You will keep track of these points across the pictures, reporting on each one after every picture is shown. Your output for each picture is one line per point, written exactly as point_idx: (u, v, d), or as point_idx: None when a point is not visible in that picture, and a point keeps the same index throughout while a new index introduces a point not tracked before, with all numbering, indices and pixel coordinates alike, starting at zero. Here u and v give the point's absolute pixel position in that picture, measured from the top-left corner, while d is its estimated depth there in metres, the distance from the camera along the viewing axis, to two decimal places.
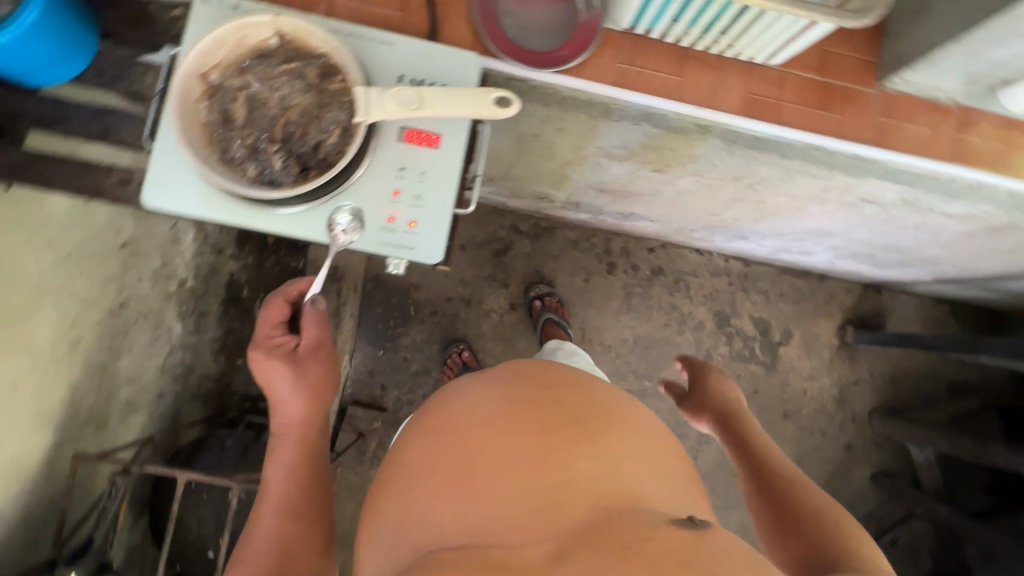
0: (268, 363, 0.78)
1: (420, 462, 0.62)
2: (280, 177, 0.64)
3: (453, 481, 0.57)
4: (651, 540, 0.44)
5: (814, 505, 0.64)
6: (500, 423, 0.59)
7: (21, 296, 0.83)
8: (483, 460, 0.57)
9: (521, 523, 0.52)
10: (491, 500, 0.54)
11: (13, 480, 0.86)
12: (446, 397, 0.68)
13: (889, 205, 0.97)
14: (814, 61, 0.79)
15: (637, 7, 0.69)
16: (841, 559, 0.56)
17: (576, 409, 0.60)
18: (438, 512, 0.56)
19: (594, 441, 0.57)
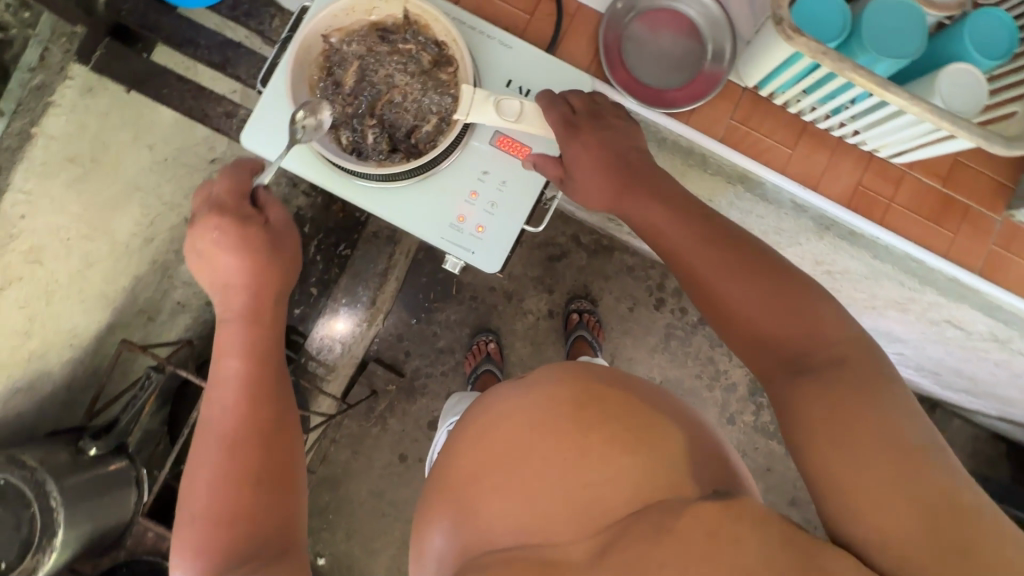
0: (213, 227, 0.63)
1: (463, 467, 0.60)
2: (369, 151, 0.65)
3: (496, 483, 0.55)
4: (681, 518, 0.43)
5: (743, 286, 0.50)
6: (531, 419, 0.57)
7: (114, 189, 0.90)
8: (523, 459, 0.55)
9: (569, 522, 0.50)
10: (536, 497, 0.52)
11: (69, 349, 0.95)
12: (493, 400, 0.65)
13: (975, 334, 0.90)
14: (943, 169, 0.73)
15: (769, 69, 0.66)
16: (809, 354, 0.46)
17: (604, 393, 0.57)
18: (486, 518, 0.54)
19: (629, 421, 0.54)
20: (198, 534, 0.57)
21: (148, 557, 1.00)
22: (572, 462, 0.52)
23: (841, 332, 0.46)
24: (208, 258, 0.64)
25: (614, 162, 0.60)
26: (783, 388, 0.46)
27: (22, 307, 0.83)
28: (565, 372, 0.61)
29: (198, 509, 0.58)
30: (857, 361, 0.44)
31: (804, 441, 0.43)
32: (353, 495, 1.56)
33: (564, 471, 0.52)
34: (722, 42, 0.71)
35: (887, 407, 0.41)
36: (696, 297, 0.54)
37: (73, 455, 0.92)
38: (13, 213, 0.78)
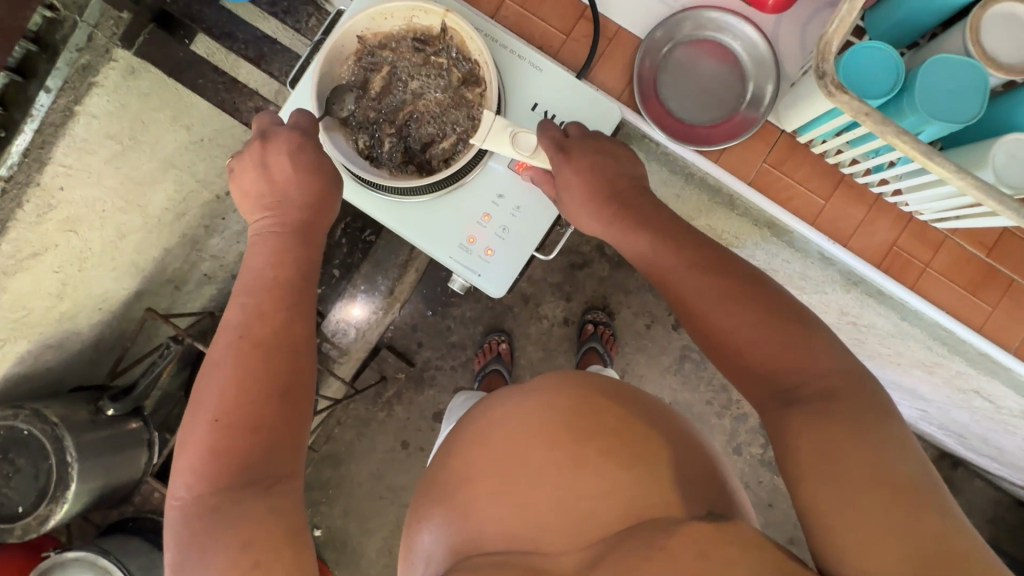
0: (287, 141, 0.59)
1: (457, 470, 0.58)
2: (385, 160, 0.65)
3: (489, 488, 0.53)
4: (674, 536, 0.42)
5: (734, 311, 0.48)
6: (529, 428, 0.54)
7: (149, 166, 0.93)
8: (517, 467, 0.53)
9: (560, 533, 0.48)
10: (529, 505, 0.50)
11: (97, 312, 0.99)
12: (491, 405, 0.63)
13: (1001, 407, 0.85)
14: (988, 237, 0.68)
15: (810, 117, 0.62)
16: (801, 385, 0.45)
17: (601, 405, 0.55)
18: (477, 522, 0.52)
19: (626, 436, 0.52)
20: (204, 445, 0.50)
21: (152, 515, 1.05)
22: (565, 475, 0.50)
23: (834, 362, 0.45)
24: (268, 172, 0.59)
25: (608, 180, 0.59)
26: (773, 418, 0.45)
27: (56, 271, 0.88)
28: (566, 381, 0.59)
29: (214, 415, 0.50)
30: (849, 394, 0.43)
31: (795, 476, 0.41)
32: (354, 475, 1.61)
33: (558, 484, 0.50)
34: (765, 82, 0.67)
35: (879, 442, 0.40)
36: (686, 318, 0.52)
37: (92, 415, 0.97)
38: (53, 184, 0.83)
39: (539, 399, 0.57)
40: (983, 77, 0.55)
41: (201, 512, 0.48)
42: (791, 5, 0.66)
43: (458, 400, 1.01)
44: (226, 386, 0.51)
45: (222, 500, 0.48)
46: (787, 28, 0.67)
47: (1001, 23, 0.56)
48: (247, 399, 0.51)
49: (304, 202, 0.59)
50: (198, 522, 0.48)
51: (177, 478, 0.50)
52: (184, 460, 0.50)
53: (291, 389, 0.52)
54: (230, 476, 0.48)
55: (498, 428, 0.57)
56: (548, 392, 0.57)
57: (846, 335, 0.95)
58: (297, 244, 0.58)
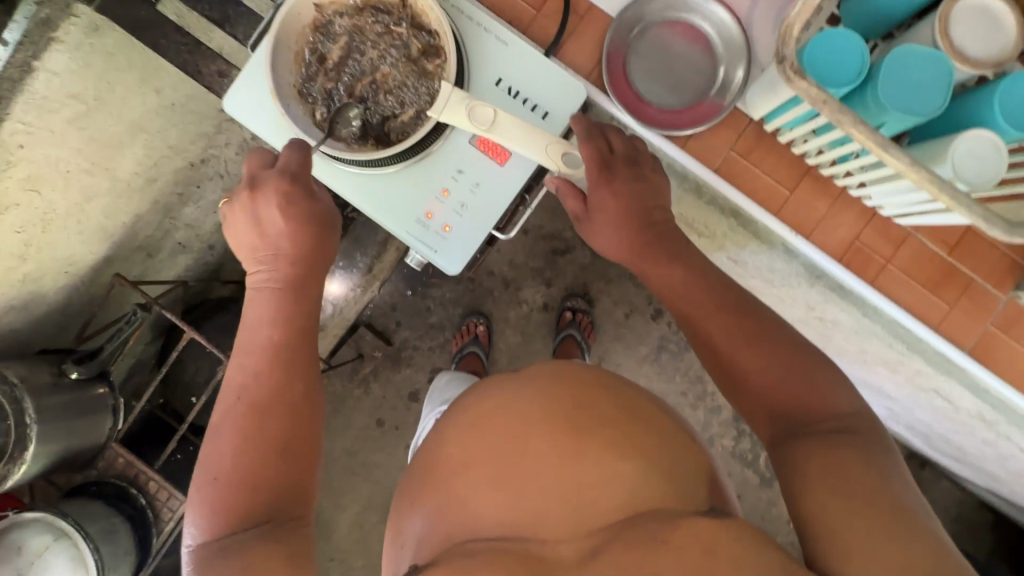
0: (275, 189, 0.60)
1: (446, 456, 0.59)
2: (342, 132, 0.64)
3: (488, 472, 0.54)
4: (676, 530, 0.45)
5: (762, 355, 0.52)
6: (532, 411, 0.55)
7: (117, 129, 0.92)
8: (520, 455, 0.53)
9: (559, 521, 0.50)
10: (531, 492, 0.51)
11: (64, 276, 0.99)
12: (490, 387, 0.63)
13: (960, 408, 0.86)
14: (951, 236, 0.68)
15: (775, 104, 0.61)
16: (814, 421, 0.48)
17: (607, 398, 0.57)
18: (473, 504, 0.53)
19: (629, 431, 0.54)
20: (209, 501, 0.54)
21: (115, 481, 1.04)
22: (567, 464, 0.51)
23: (849, 402, 0.49)
24: (259, 220, 0.61)
25: (632, 203, 0.61)
26: (788, 450, 0.47)
27: (18, 231, 0.87)
28: (571, 372, 0.60)
29: (217, 473, 0.55)
30: (861, 429, 0.47)
31: (803, 495, 0.44)
32: (328, 450, 1.62)
33: (559, 472, 0.51)
34: (735, 68, 0.67)
35: (886, 474, 0.43)
36: (708, 353, 0.55)
37: (55, 377, 0.96)
38: (13, 141, 0.81)
39: (542, 392, 0.57)
40: (948, 70, 0.54)
41: (213, 549, 0.51)
42: None
43: (448, 378, 1.19)
44: (231, 441, 0.56)
45: (229, 540, 0.51)
46: (761, 13, 0.66)
47: (972, 15, 0.55)
48: (248, 452, 0.55)
49: (295, 249, 0.62)
50: (213, 544, 0.52)
51: (188, 525, 0.55)
52: (194, 513, 0.55)
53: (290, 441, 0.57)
54: (235, 521, 0.52)
55: (499, 416, 0.57)
56: (553, 386, 0.58)
57: (813, 331, 0.96)
58: None
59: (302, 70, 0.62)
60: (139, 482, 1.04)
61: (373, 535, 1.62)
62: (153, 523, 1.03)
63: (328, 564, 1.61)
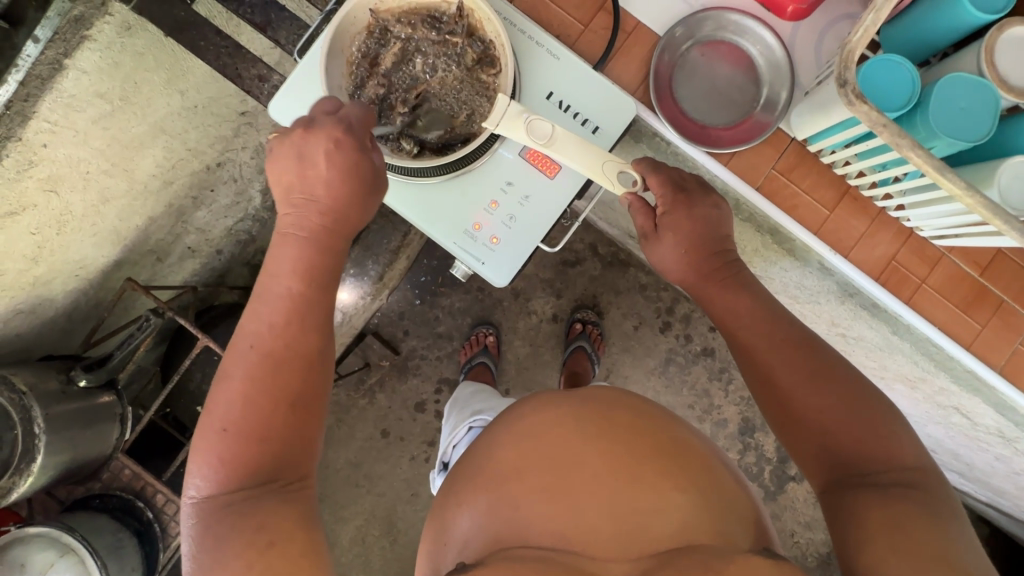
0: (327, 135, 0.55)
1: (494, 461, 0.58)
2: (391, 139, 0.63)
3: (535, 483, 0.53)
4: (730, 565, 0.44)
5: (829, 400, 0.52)
6: (583, 430, 0.56)
7: (138, 129, 0.90)
8: (571, 469, 0.53)
9: (610, 544, 0.48)
10: (580, 509, 0.50)
11: (74, 279, 0.96)
12: (535, 405, 0.63)
13: (978, 424, 0.88)
14: (984, 257, 0.69)
15: (822, 128, 0.63)
16: (878, 471, 0.49)
17: (657, 432, 0.57)
18: (523, 515, 0.52)
19: (680, 463, 0.54)
20: (216, 453, 0.50)
21: (121, 493, 1.00)
22: (620, 486, 0.51)
23: (912, 457, 0.49)
24: (303, 163, 0.56)
25: (701, 229, 0.61)
26: (845, 496, 0.48)
27: (34, 233, 0.85)
28: (621, 403, 0.61)
29: (223, 424, 0.51)
30: (924, 486, 0.47)
31: (862, 542, 0.44)
32: (332, 461, 1.59)
33: (612, 492, 0.51)
34: (779, 89, 0.68)
35: (948, 530, 0.43)
36: (764, 388, 0.56)
37: (63, 384, 0.93)
38: (36, 141, 0.79)
39: (588, 418, 0.57)
40: (994, 98, 0.56)
41: (232, 500, 0.48)
42: (810, 14, 0.67)
43: (465, 390, 1.18)
44: (241, 379, 0.52)
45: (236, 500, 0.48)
46: (804, 36, 0.68)
47: (1015, 44, 0.57)
48: (257, 405, 0.51)
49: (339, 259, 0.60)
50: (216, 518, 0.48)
51: (193, 475, 0.51)
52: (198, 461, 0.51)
53: (289, 392, 0.52)
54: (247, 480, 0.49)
55: (544, 433, 0.57)
56: (596, 413, 0.58)
57: (835, 345, 0.98)
58: (292, 225, 0.57)
59: (355, 75, 0.62)
60: (146, 494, 1.00)
61: (375, 549, 1.58)
62: (160, 539, 0.99)
63: None
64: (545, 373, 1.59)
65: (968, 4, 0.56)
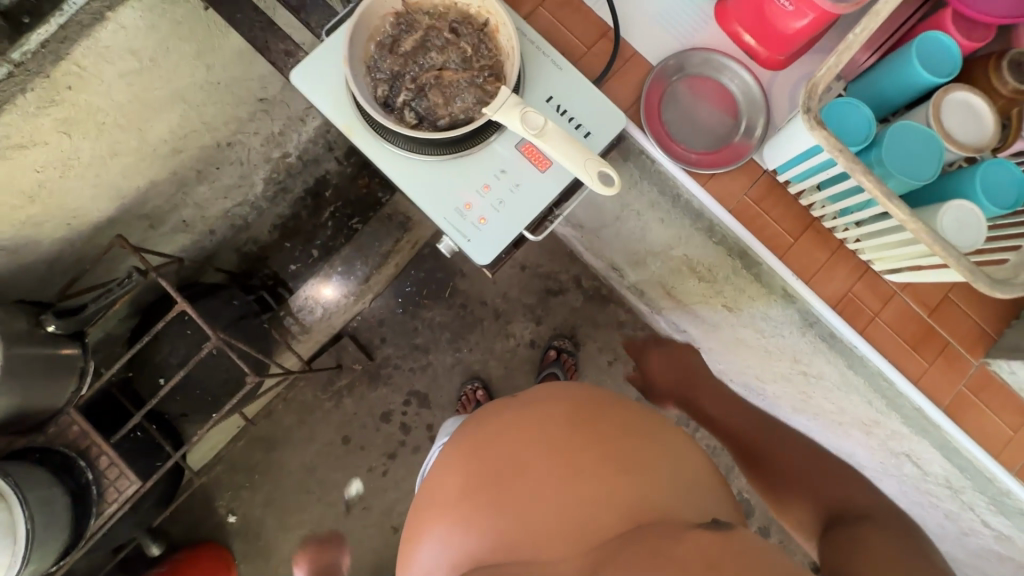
0: None
1: (441, 491, 0.68)
2: (395, 109, 0.68)
3: (484, 502, 0.62)
4: (674, 537, 0.49)
5: (796, 477, 0.80)
6: (538, 441, 0.65)
7: (162, 93, 0.95)
8: (524, 484, 0.62)
9: (560, 543, 0.56)
10: (526, 520, 0.59)
11: (65, 227, 0.99)
12: (494, 418, 0.71)
13: (928, 474, 0.91)
14: (931, 299, 0.75)
15: (789, 157, 0.69)
16: None
17: (580, 428, 0.65)
18: (477, 534, 0.61)
19: (624, 456, 0.62)
20: None
21: (64, 450, 0.95)
22: (567, 490, 0.60)
23: None
24: None
25: None
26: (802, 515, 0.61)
27: (38, 171, 0.87)
28: (544, 407, 0.69)
29: None
30: None
31: None
32: (285, 462, 1.55)
33: (562, 496, 0.59)
34: (754, 125, 0.75)
35: None
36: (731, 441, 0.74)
37: (31, 326, 0.93)
38: (62, 82, 0.80)
39: (539, 430, 0.66)
40: (940, 146, 0.63)
41: None
42: (787, 65, 0.75)
43: None
44: None
45: None
46: (779, 83, 0.76)
47: (959, 105, 0.65)
48: None
49: None
50: None
51: None
52: None
53: None
54: None
55: (506, 450, 0.65)
56: (541, 424, 0.67)
57: (797, 385, 1.02)
58: None
59: (374, 52, 0.68)
60: (90, 454, 0.96)
61: (316, 561, 1.52)
62: (94, 503, 0.94)
63: None
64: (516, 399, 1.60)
65: (920, 67, 0.64)
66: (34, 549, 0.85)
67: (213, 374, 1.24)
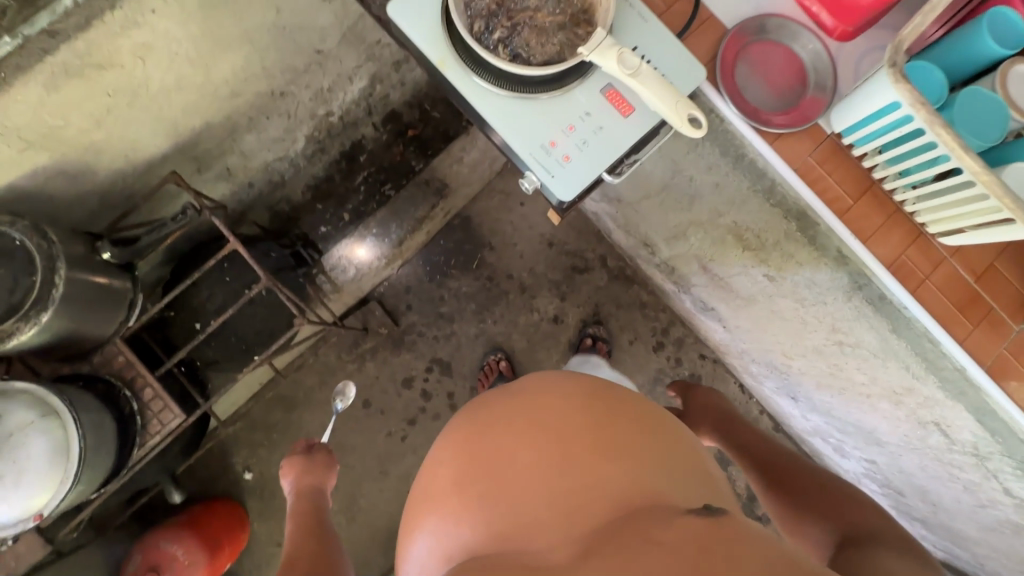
0: None
1: (439, 485, 0.71)
2: (489, 46, 0.70)
3: (476, 495, 0.65)
4: (661, 523, 0.51)
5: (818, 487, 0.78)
6: (529, 432, 0.67)
7: (233, 32, 0.96)
8: (517, 474, 0.64)
9: (546, 528, 0.58)
10: (514, 510, 0.61)
11: (122, 158, 0.99)
12: (493, 411, 0.74)
13: (954, 443, 0.95)
14: (978, 265, 0.79)
15: (857, 118, 0.73)
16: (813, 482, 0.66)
17: (568, 418, 0.68)
18: (474, 521, 0.63)
19: (612, 444, 0.64)
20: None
21: (109, 379, 0.95)
22: (557, 478, 0.62)
23: None
24: None
25: None
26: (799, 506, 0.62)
27: (109, 94, 0.87)
28: (539, 399, 0.72)
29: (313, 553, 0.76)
30: None
31: None
32: (304, 423, 1.55)
33: (552, 484, 0.61)
34: (823, 90, 0.79)
35: None
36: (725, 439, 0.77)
37: (88, 252, 0.93)
38: (147, 5, 0.80)
39: (531, 421, 0.69)
40: (1004, 112, 0.68)
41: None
42: (858, 36, 0.79)
43: None
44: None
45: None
46: (848, 53, 0.79)
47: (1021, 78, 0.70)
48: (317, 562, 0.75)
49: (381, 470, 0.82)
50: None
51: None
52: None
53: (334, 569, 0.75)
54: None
55: (500, 441, 0.68)
56: (533, 415, 0.69)
57: (829, 357, 1.05)
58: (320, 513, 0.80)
59: None
60: (135, 386, 0.96)
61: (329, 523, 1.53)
62: (137, 435, 0.94)
63: (272, 550, 1.50)
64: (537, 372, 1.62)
65: (989, 39, 0.68)
66: (83, 469, 0.85)
67: (250, 323, 1.22)
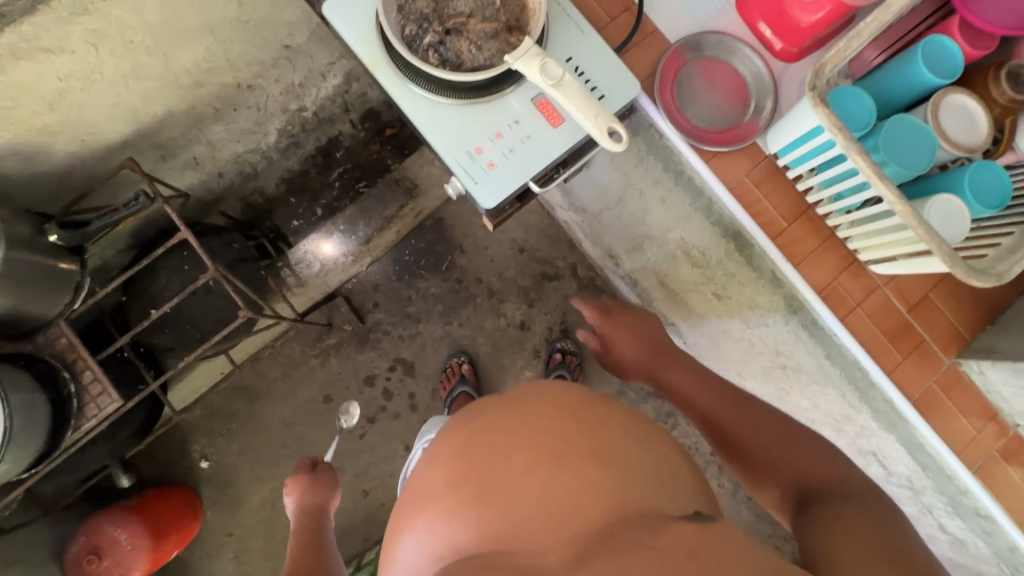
0: None
1: (426, 484, 0.64)
2: (420, 50, 0.70)
3: (464, 495, 0.57)
4: (660, 536, 0.46)
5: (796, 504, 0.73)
6: (522, 425, 0.60)
7: (193, 23, 0.97)
8: (508, 473, 0.56)
9: (539, 533, 0.51)
10: (505, 512, 0.53)
11: (79, 142, 1.01)
12: (484, 407, 0.67)
13: (893, 475, 0.93)
14: (912, 296, 0.77)
15: (787, 140, 0.73)
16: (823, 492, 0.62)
17: (563, 414, 0.61)
18: (461, 524, 0.55)
19: (607, 443, 0.58)
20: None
21: (49, 360, 0.96)
22: (552, 477, 0.54)
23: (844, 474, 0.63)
24: None
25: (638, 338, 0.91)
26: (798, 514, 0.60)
27: (60, 78, 0.89)
28: (531, 394, 0.65)
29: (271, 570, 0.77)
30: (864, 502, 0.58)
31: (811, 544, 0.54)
32: (265, 415, 1.56)
33: (546, 485, 0.54)
34: (761, 111, 0.78)
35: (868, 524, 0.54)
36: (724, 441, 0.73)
37: (34, 233, 0.95)
38: None
39: (524, 416, 0.62)
40: (932, 142, 0.67)
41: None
42: (804, 59, 0.77)
43: None
44: None
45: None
46: (792, 75, 0.78)
47: (955, 108, 0.68)
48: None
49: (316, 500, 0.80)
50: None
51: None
52: None
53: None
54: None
55: (491, 436, 0.61)
56: (525, 410, 0.62)
57: (776, 379, 1.04)
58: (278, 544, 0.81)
59: None
60: (75, 368, 0.96)
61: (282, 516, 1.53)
62: (72, 417, 0.95)
63: (223, 539, 1.51)
64: (500, 378, 1.61)
65: (921, 66, 0.67)
66: (10, 448, 0.86)
67: (206, 312, 1.22)
